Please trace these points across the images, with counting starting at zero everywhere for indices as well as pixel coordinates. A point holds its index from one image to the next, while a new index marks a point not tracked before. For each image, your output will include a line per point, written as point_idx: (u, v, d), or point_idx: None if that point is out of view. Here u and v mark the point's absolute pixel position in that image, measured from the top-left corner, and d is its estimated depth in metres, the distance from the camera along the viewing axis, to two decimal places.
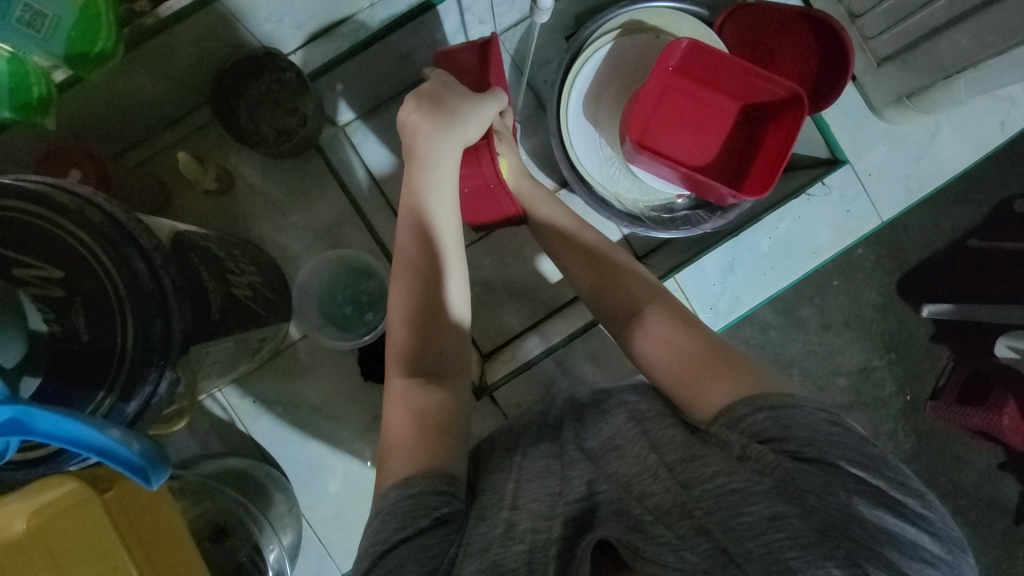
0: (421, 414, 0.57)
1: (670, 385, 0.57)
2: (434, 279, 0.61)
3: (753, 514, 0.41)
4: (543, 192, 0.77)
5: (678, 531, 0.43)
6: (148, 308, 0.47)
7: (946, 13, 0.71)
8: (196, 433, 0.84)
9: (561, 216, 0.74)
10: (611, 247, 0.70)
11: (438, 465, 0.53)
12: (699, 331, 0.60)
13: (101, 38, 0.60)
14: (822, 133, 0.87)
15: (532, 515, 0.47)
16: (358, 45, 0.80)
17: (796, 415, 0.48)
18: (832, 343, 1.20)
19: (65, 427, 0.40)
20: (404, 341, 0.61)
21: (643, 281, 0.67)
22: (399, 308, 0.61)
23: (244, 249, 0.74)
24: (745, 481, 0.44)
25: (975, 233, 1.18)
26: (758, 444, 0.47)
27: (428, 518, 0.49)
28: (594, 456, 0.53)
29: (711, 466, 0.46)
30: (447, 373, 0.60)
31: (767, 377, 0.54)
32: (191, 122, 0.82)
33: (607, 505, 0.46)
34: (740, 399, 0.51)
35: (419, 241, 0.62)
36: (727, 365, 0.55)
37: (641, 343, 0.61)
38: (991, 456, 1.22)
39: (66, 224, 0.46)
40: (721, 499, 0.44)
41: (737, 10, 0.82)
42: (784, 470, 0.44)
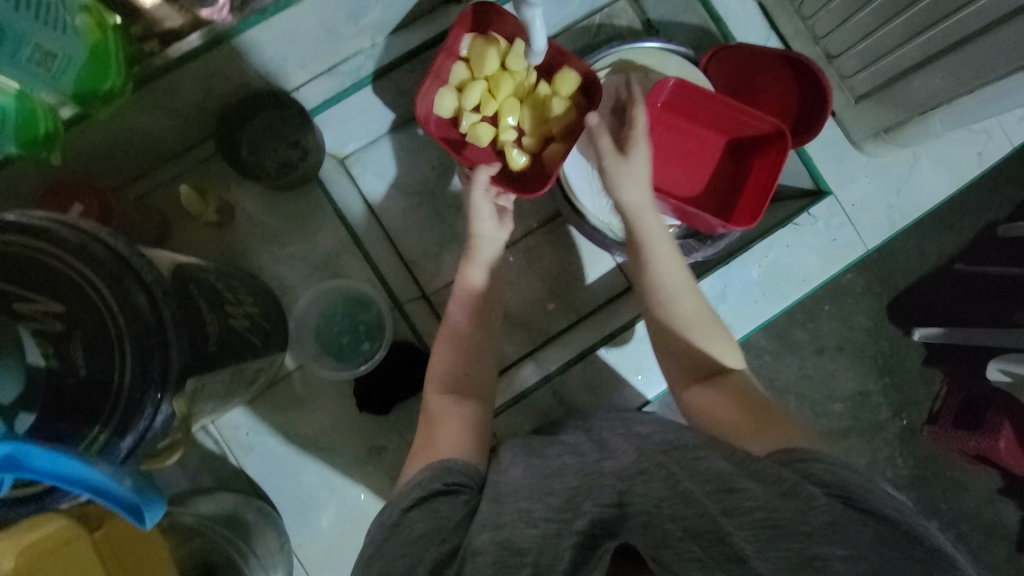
0: (452, 421, 0.64)
1: (720, 428, 0.58)
2: (475, 343, 0.72)
3: (792, 549, 0.40)
4: (683, 275, 0.70)
5: (710, 553, 0.42)
6: (149, 343, 0.47)
7: (917, 54, 0.75)
8: (186, 467, 0.82)
9: (689, 304, 0.69)
10: (706, 329, 0.68)
11: (466, 458, 0.59)
12: (761, 405, 0.59)
13: (111, 76, 0.63)
14: (805, 165, 0.91)
15: (544, 506, 0.50)
16: (360, 83, 0.83)
17: (838, 471, 0.46)
18: (826, 368, 1.21)
19: (59, 464, 0.39)
20: (449, 369, 0.69)
21: (716, 363, 0.65)
22: (450, 338, 0.71)
23: (243, 280, 0.75)
24: (790, 518, 0.41)
25: (959, 257, 1.21)
26: (814, 488, 0.44)
27: (440, 483, 0.55)
28: (589, 488, 0.50)
29: (749, 497, 0.43)
30: (477, 396, 0.68)
31: (805, 433, 0.54)
32: (195, 155, 0.84)
33: (635, 516, 0.46)
34: (787, 447, 0.51)
35: (466, 309, 0.74)
36: (775, 424, 0.56)
37: (701, 395, 0.63)
38: (992, 481, 1.22)
39: (72, 260, 0.46)
40: (762, 533, 0.41)
41: (720, 51, 0.86)
42: (833, 513, 0.42)
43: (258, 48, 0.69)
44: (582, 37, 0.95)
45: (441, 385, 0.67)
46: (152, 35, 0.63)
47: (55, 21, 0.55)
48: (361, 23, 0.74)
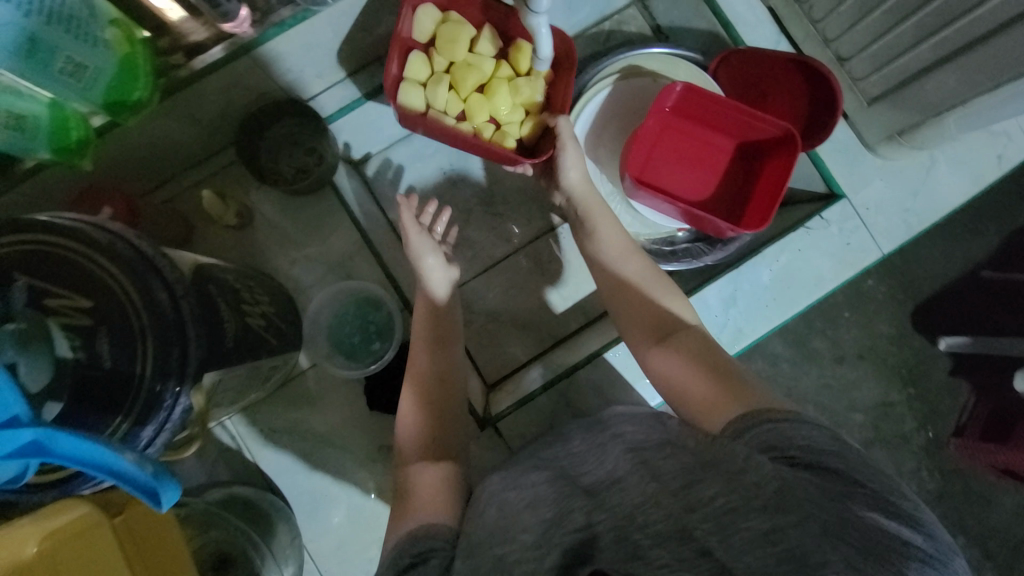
0: (433, 485, 0.64)
1: (691, 408, 0.59)
2: (438, 376, 0.73)
3: (750, 529, 0.40)
4: (623, 237, 0.76)
5: (681, 553, 0.41)
6: (168, 337, 0.50)
7: (931, 55, 0.74)
8: (204, 461, 0.85)
9: (639, 264, 0.73)
10: (651, 282, 0.72)
11: (435, 518, 0.58)
12: (719, 364, 0.61)
13: (138, 87, 0.66)
14: (817, 168, 0.90)
15: (520, 546, 0.47)
16: (372, 91, 0.87)
17: (786, 429, 0.50)
18: (846, 377, 1.18)
19: (83, 448, 0.42)
20: (419, 425, 0.70)
21: (669, 318, 0.68)
22: (417, 371, 0.73)
23: (260, 280, 0.78)
24: (743, 497, 0.42)
25: (986, 264, 1.17)
26: (762, 455, 0.48)
27: (409, 556, 0.54)
28: (593, 492, 0.50)
29: (711, 487, 0.44)
30: (449, 454, 0.68)
31: (767, 394, 0.56)
32: (216, 162, 0.88)
33: (607, 533, 0.45)
34: (748, 413, 0.53)
35: (427, 313, 0.77)
36: (734, 386, 0.58)
37: (665, 367, 0.64)
38: (1022, 497, 1.17)
39: (99, 258, 0.49)
40: (721, 520, 0.42)
41: (730, 54, 0.86)
42: (782, 478, 0.44)
43: (277, 59, 0.73)
44: (592, 43, 0.96)
45: (415, 451, 0.68)
46: (177, 48, 0.66)
47: (86, 35, 0.57)
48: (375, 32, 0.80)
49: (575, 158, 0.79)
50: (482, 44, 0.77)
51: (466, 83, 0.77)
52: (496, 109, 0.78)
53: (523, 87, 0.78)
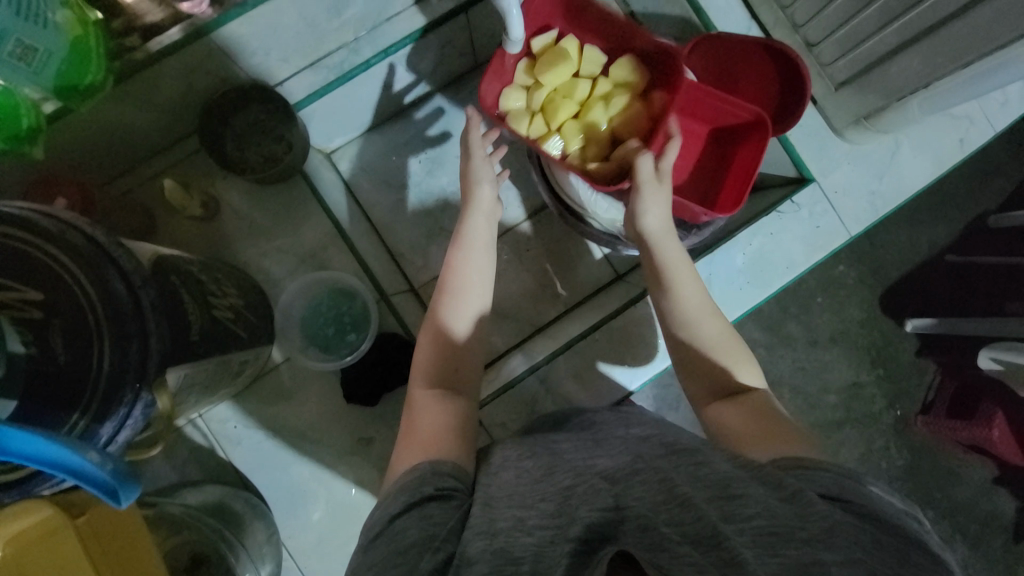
0: (442, 415, 0.63)
1: (740, 440, 0.57)
2: (448, 317, 0.70)
3: (792, 556, 0.36)
4: (701, 297, 0.68)
5: (709, 557, 0.37)
6: (126, 329, 0.47)
7: (894, 39, 0.76)
8: (174, 461, 0.82)
9: (708, 326, 0.67)
10: (730, 349, 0.66)
11: (457, 460, 0.58)
12: (783, 423, 0.58)
13: (91, 72, 0.63)
14: (787, 153, 0.91)
15: (540, 514, 0.48)
16: (343, 76, 0.82)
17: (839, 479, 0.45)
18: (819, 359, 1.22)
19: (34, 445, 0.39)
20: (430, 359, 0.68)
21: (740, 383, 0.64)
22: (422, 365, 0.68)
23: (228, 272, 0.75)
24: (787, 524, 0.38)
25: (951, 248, 1.21)
26: (814, 494, 0.43)
27: (431, 488, 0.53)
28: (612, 478, 0.48)
29: (749, 504, 0.40)
30: (462, 390, 0.68)
31: (816, 446, 0.53)
32: (178, 151, 0.84)
33: (633, 519, 0.43)
34: (800, 457, 0.49)
35: (437, 345, 0.68)
36: (789, 435, 0.55)
37: (719, 412, 0.62)
38: (984, 470, 1.22)
39: (48, 248, 0.47)
40: (762, 539, 0.38)
41: (704, 39, 0.86)
42: (839, 521, 0.40)
43: (241, 43, 0.70)
44: None
45: (428, 378, 0.67)
46: (132, 29, 0.64)
47: (36, 17, 0.55)
48: (342, 15, 0.74)
49: (658, 199, 0.72)
50: (618, 68, 0.82)
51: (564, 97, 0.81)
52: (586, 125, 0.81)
53: (616, 108, 0.81)
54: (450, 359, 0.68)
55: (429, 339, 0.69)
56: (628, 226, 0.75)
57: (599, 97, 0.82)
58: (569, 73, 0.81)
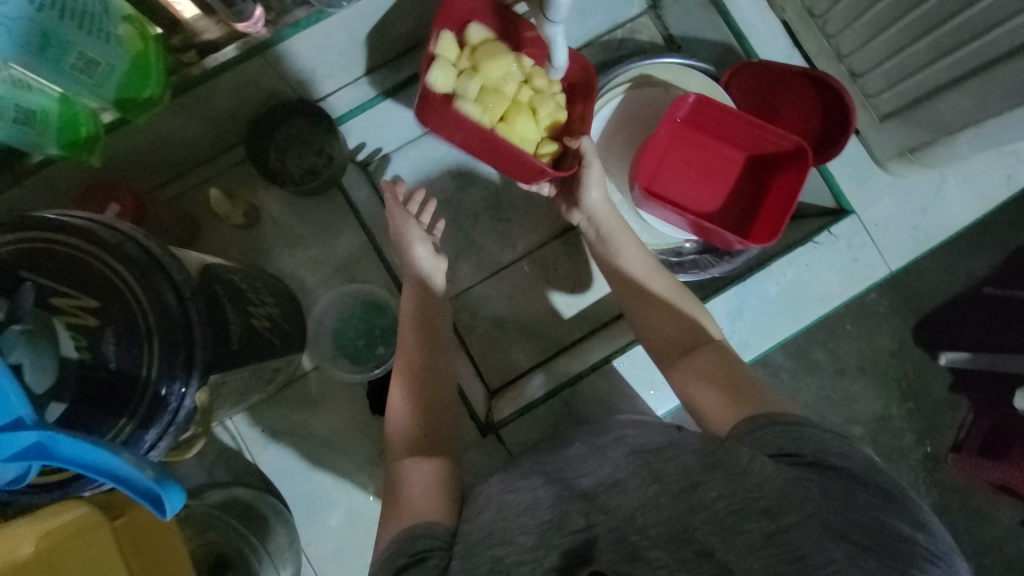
0: (428, 480, 0.63)
1: (709, 410, 0.59)
2: (433, 350, 0.73)
3: (753, 531, 0.40)
4: (646, 257, 0.75)
5: (680, 553, 0.41)
6: (175, 339, 0.49)
7: (945, 74, 0.74)
8: (204, 461, 0.84)
9: (659, 281, 0.73)
10: (681, 297, 0.71)
11: (433, 518, 0.56)
12: (746, 383, 0.59)
13: (150, 86, 0.66)
14: (827, 183, 0.89)
15: (520, 549, 0.46)
16: (384, 93, 0.87)
17: (792, 431, 0.49)
18: (847, 390, 1.18)
19: (85, 453, 0.41)
20: (410, 424, 0.68)
21: (694, 328, 0.68)
22: (405, 361, 0.71)
23: (265, 281, 0.77)
24: (746, 500, 0.42)
25: (988, 280, 1.17)
26: (764, 456, 0.47)
27: (405, 556, 0.52)
28: (592, 495, 0.49)
29: (712, 488, 0.44)
30: (441, 447, 0.67)
31: (779, 403, 0.55)
32: (224, 160, 0.87)
33: (604, 537, 0.44)
34: (756, 416, 0.53)
35: (415, 297, 0.76)
36: (752, 396, 0.57)
37: (692, 390, 0.62)
38: (1018, 514, 1.17)
39: (106, 259, 0.49)
40: (725, 521, 0.42)
41: (742, 68, 0.87)
42: (784, 479, 0.44)
43: (291, 59, 0.72)
44: (605, 51, 0.96)
45: (409, 447, 0.66)
46: (190, 46, 0.66)
47: (99, 31, 0.57)
48: (387, 36, 0.79)
49: (598, 175, 0.77)
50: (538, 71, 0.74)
51: (491, 98, 0.71)
52: (515, 131, 0.73)
53: (548, 110, 0.74)
54: (427, 321, 0.75)
55: (407, 300, 0.76)
56: (575, 205, 0.81)
57: (526, 99, 0.74)
58: (499, 71, 0.71)
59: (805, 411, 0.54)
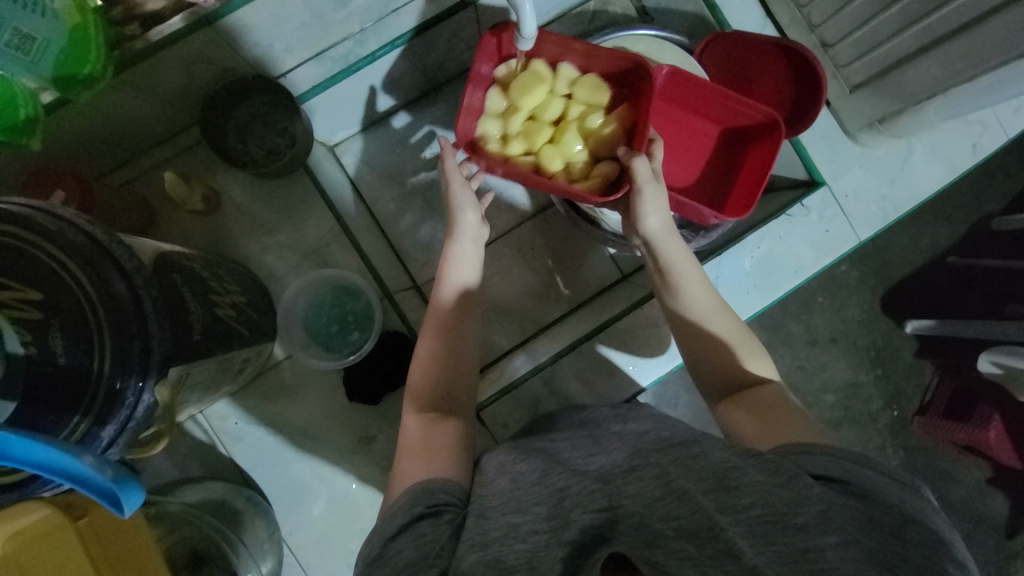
0: (434, 439, 0.62)
1: (746, 428, 0.58)
2: (453, 329, 0.70)
3: (786, 542, 0.37)
4: (708, 292, 0.69)
5: (697, 541, 0.39)
6: (128, 331, 0.46)
7: (914, 42, 0.74)
8: (175, 456, 0.82)
9: (719, 321, 0.67)
10: (739, 339, 0.66)
11: (447, 476, 0.57)
12: (788, 414, 0.58)
13: (90, 61, 0.60)
14: (799, 155, 0.90)
15: (535, 518, 0.48)
16: (349, 68, 0.82)
17: (842, 463, 0.46)
18: (818, 359, 1.21)
19: (35, 452, 0.39)
20: (425, 387, 0.67)
21: (746, 374, 0.64)
22: (426, 349, 0.69)
23: (229, 268, 0.74)
24: (785, 510, 0.39)
25: (953, 250, 1.20)
26: (810, 476, 0.44)
27: (422, 505, 0.53)
28: (608, 478, 0.48)
29: (747, 494, 0.41)
30: (459, 412, 0.66)
31: (818, 432, 0.54)
32: (179, 142, 0.83)
33: (625, 518, 0.43)
34: (796, 442, 0.51)
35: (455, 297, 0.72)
36: (787, 422, 0.55)
37: (730, 415, 0.61)
38: (977, 471, 1.23)
39: (47, 247, 0.45)
40: (757, 528, 0.38)
41: (715, 39, 0.85)
42: (827, 500, 0.40)
43: (245, 34, 0.68)
44: (576, 23, 0.94)
45: (417, 403, 0.66)
46: (131, 17, 0.61)
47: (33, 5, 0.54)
48: (348, 7, 0.72)
49: (657, 200, 0.71)
50: (584, 87, 0.79)
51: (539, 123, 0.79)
52: (564, 148, 0.79)
53: (593, 125, 0.78)
54: (460, 322, 0.71)
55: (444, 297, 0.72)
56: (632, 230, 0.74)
57: (574, 116, 0.79)
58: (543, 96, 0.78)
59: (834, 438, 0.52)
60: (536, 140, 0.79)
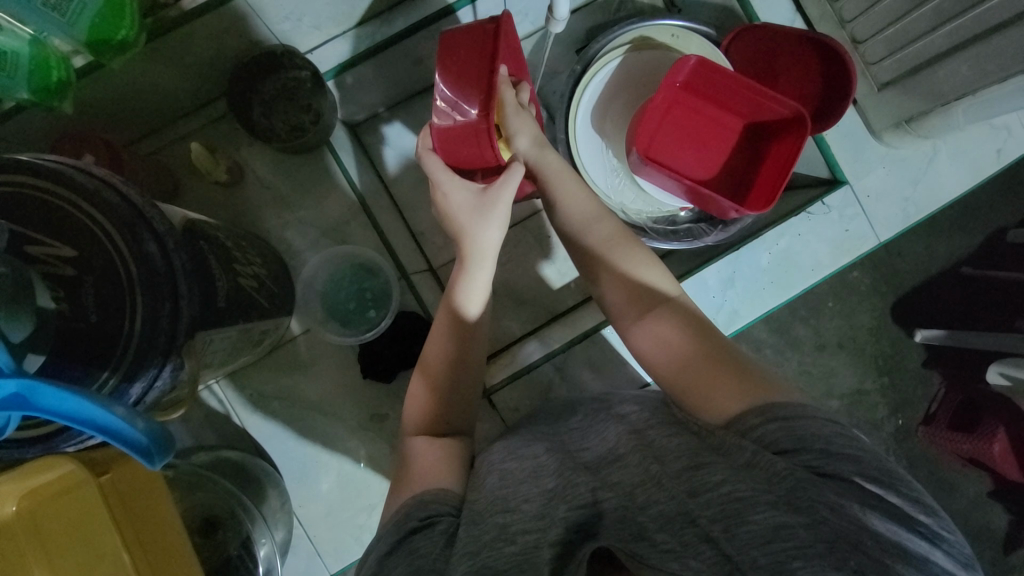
0: (438, 452, 0.61)
1: (679, 385, 0.56)
2: (460, 356, 0.66)
3: (759, 523, 0.40)
4: (585, 200, 0.68)
5: (682, 539, 0.42)
6: (159, 291, 0.47)
7: (946, 42, 0.73)
8: (190, 424, 0.83)
9: (601, 229, 0.66)
10: (618, 245, 0.65)
11: (442, 484, 0.56)
12: (711, 338, 0.59)
13: (124, 27, 0.62)
14: (822, 153, 0.89)
15: (524, 516, 0.49)
16: (374, 47, 0.81)
17: (806, 423, 0.47)
18: (826, 364, 1.21)
19: (69, 403, 0.39)
20: (423, 405, 0.65)
21: (646, 288, 0.63)
22: (432, 362, 0.66)
23: (252, 241, 0.74)
24: (752, 489, 0.42)
25: (968, 261, 1.19)
26: (771, 453, 0.45)
27: (415, 520, 0.51)
28: (596, 470, 0.52)
29: (718, 473, 0.45)
30: (460, 428, 0.66)
31: (784, 389, 0.52)
32: (206, 114, 0.83)
33: (611, 513, 0.46)
34: (762, 405, 0.49)
35: (452, 327, 0.66)
36: (740, 374, 0.54)
37: (636, 334, 0.62)
38: (980, 483, 1.23)
39: (82, 205, 0.46)
40: (725, 509, 0.42)
41: (744, 31, 0.85)
42: (794, 478, 0.42)
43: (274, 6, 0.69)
44: (605, 11, 0.94)
45: (419, 425, 0.64)
46: None
47: None
48: None
49: (526, 120, 0.69)
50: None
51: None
52: None
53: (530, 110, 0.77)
54: (465, 339, 0.66)
55: (440, 330, 0.67)
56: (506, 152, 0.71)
57: None
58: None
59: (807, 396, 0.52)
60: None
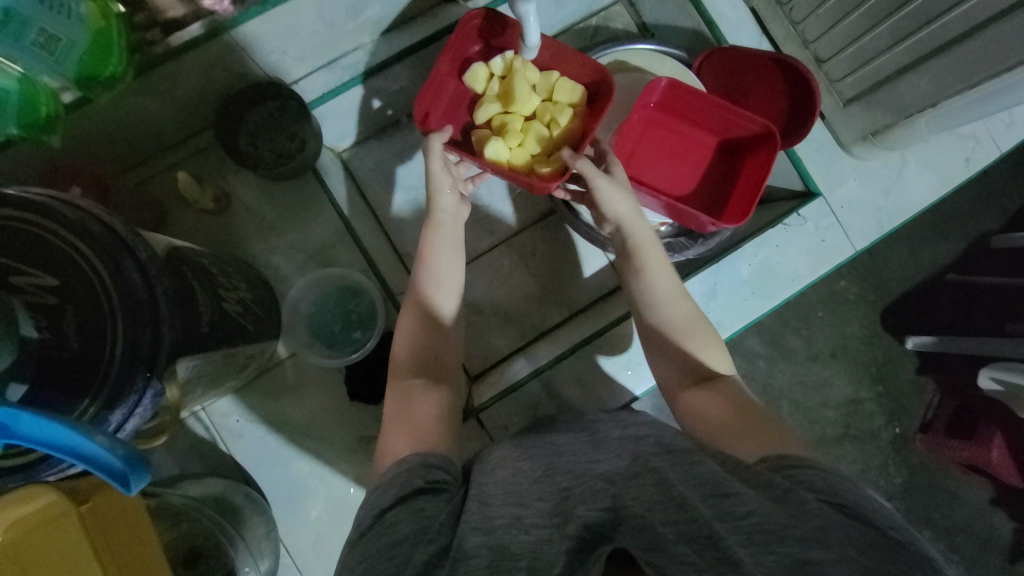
0: (426, 405, 0.62)
1: (710, 435, 0.57)
2: (438, 339, 0.67)
3: (784, 553, 0.37)
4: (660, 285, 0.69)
5: (705, 557, 0.38)
6: (140, 318, 0.48)
7: (904, 57, 0.77)
8: (175, 452, 0.82)
9: (673, 315, 0.67)
10: (690, 330, 0.66)
11: (437, 448, 0.57)
12: (758, 413, 0.58)
13: (112, 63, 0.64)
14: (795, 166, 0.92)
15: (536, 513, 0.48)
16: (359, 76, 0.85)
17: (821, 475, 0.45)
18: (819, 375, 1.22)
19: (49, 431, 0.40)
20: (415, 347, 0.67)
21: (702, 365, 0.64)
22: (401, 348, 0.67)
23: (238, 266, 0.76)
24: (781, 523, 0.39)
25: (952, 267, 1.22)
26: (802, 491, 0.44)
27: (421, 479, 0.52)
28: (589, 484, 0.51)
29: (745, 503, 0.41)
30: (448, 377, 0.66)
31: (795, 442, 0.52)
32: (192, 145, 0.85)
33: (629, 520, 0.44)
34: (776, 454, 0.49)
35: (421, 322, 0.67)
36: (767, 432, 0.54)
37: (652, 359, 0.67)
38: (982, 491, 1.22)
39: (65, 234, 0.47)
40: (754, 538, 0.39)
41: (712, 53, 0.89)
42: (825, 517, 0.40)
43: (259, 43, 0.72)
44: (580, 37, 0.98)
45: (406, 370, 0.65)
46: (154, 24, 0.66)
47: (61, 7, 0.57)
48: (360, 17, 0.78)
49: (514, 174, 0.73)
50: (562, 90, 0.77)
51: (513, 107, 0.76)
52: (524, 141, 0.77)
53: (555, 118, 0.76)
54: (435, 336, 0.67)
55: (409, 326, 0.68)
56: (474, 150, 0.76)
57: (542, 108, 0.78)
58: (527, 86, 0.76)
59: (820, 454, 0.51)
60: (503, 123, 0.77)
